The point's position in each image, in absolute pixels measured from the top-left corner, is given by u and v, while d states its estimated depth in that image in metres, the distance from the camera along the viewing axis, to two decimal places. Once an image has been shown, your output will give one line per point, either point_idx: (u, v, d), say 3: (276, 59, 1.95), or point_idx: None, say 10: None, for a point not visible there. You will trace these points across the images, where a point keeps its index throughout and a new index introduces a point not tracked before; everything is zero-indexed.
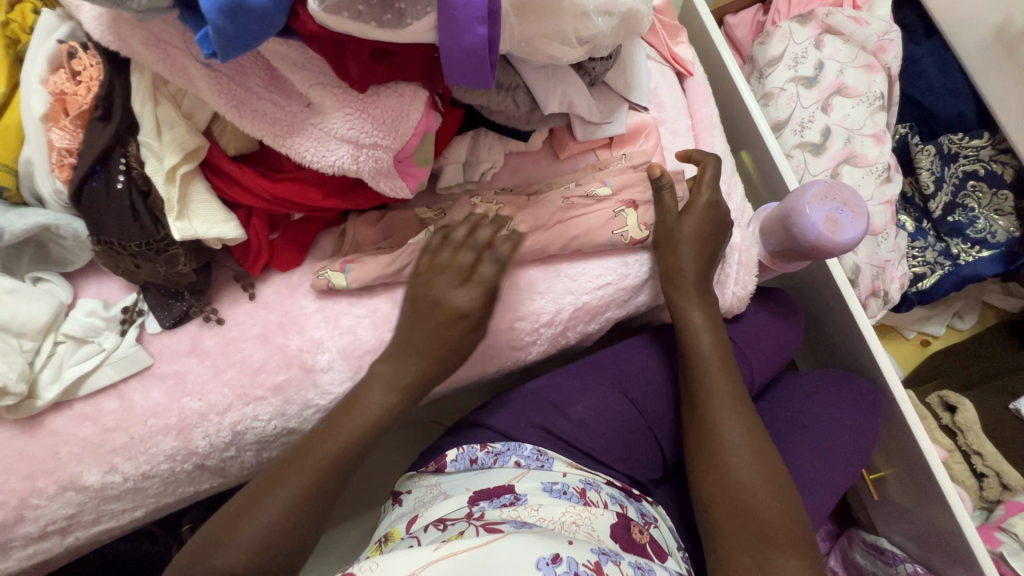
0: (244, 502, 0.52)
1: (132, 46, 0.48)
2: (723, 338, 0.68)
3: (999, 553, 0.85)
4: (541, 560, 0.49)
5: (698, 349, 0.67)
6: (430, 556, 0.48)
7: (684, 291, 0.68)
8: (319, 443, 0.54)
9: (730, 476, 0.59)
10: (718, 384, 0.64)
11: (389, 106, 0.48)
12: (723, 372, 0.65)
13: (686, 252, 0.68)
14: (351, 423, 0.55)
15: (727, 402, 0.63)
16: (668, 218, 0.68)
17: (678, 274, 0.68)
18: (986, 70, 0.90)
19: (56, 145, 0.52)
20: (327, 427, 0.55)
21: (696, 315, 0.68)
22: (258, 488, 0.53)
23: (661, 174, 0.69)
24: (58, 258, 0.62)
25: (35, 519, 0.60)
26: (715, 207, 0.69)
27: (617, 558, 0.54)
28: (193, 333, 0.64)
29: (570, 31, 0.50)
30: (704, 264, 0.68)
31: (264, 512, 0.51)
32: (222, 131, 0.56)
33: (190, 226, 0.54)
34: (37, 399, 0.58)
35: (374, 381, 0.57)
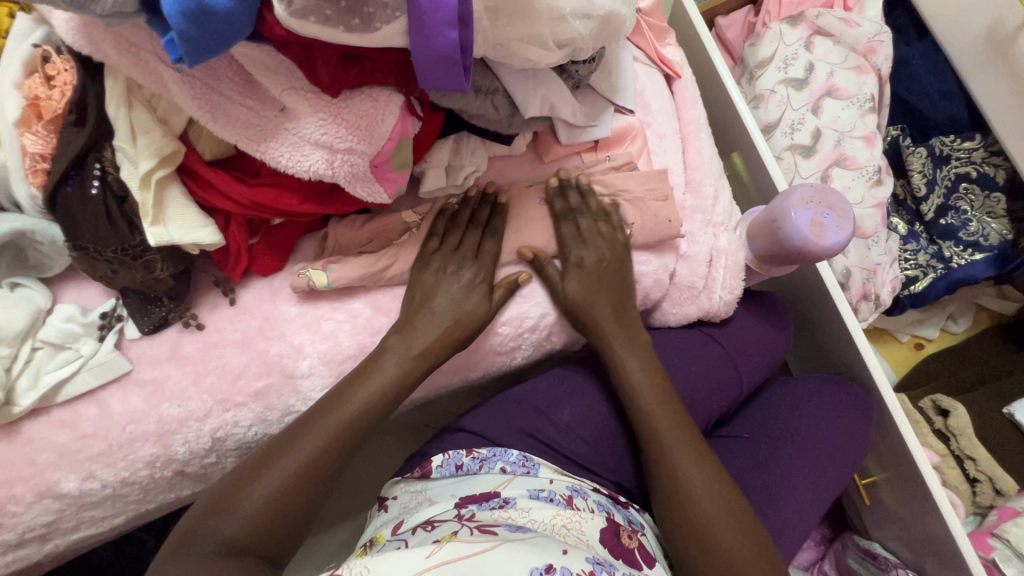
0: (248, 470, 0.53)
1: (103, 50, 0.47)
2: (660, 375, 0.66)
3: (991, 559, 0.85)
4: (535, 571, 0.49)
5: (638, 390, 0.65)
6: (420, 564, 0.49)
7: (612, 339, 0.67)
8: (327, 418, 0.56)
9: (693, 516, 0.58)
10: (662, 423, 0.63)
11: (363, 111, 0.48)
12: (664, 410, 0.64)
13: (600, 311, 0.67)
14: (359, 402, 0.57)
15: (674, 436, 0.62)
16: (557, 294, 0.67)
17: (598, 329, 0.67)
18: (978, 71, 0.89)
19: (29, 150, 0.52)
20: (314, 418, 0.56)
21: (630, 359, 0.66)
22: (261, 457, 0.54)
23: (533, 256, 0.67)
24: (36, 263, 0.61)
25: (13, 526, 0.60)
26: (582, 265, 0.66)
27: (612, 569, 0.54)
28: (173, 339, 0.63)
29: (547, 35, 0.49)
30: (618, 309, 0.68)
31: (252, 497, 0.51)
32: (198, 136, 0.55)
33: (167, 232, 0.54)
34: (14, 405, 0.57)
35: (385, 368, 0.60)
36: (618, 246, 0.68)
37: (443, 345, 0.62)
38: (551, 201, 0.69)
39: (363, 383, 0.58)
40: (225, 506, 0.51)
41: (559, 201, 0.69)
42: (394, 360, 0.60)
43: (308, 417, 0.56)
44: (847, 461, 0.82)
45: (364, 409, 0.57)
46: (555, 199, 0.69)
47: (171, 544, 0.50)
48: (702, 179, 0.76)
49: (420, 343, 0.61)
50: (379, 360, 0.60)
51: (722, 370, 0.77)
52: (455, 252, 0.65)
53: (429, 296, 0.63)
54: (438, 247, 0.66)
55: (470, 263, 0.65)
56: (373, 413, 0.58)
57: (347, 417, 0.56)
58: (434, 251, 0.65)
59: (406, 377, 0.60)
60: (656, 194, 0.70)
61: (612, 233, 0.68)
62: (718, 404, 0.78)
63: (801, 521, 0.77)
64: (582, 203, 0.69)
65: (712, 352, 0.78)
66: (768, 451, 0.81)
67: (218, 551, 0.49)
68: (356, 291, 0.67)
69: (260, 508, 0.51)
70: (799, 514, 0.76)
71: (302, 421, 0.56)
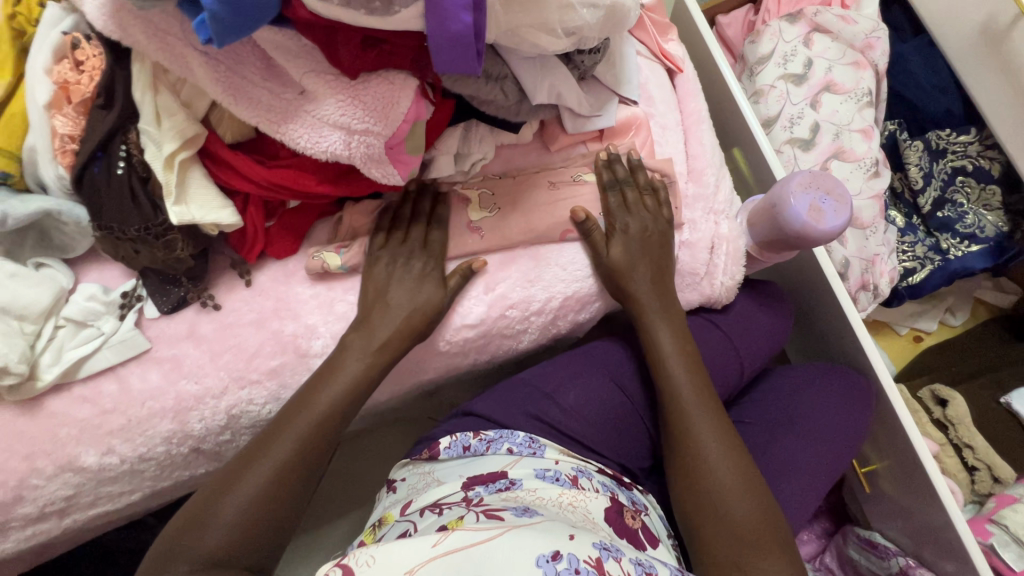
0: (217, 487, 0.53)
1: (133, 35, 0.50)
2: (691, 348, 0.69)
3: (989, 545, 0.86)
4: (540, 558, 0.47)
5: (670, 358, 0.68)
6: (427, 552, 0.47)
7: (648, 307, 0.70)
8: (294, 423, 0.57)
9: (711, 480, 0.60)
10: (690, 392, 0.66)
11: (380, 93, 0.50)
12: (692, 380, 0.67)
13: (638, 279, 0.69)
14: (325, 402, 0.58)
15: (698, 407, 0.65)
16: (601, 257, 0.70)
17: (632, 296, 0.70)
18: (972, 66, 0.92)
19: (59, 131, 0.54)
20: (284, 421, 0.57)
21: (663, 327, 0.69)
22: (231, 476, 0.54)
23: (586, 218, 0.69)
24: (59, 244, 0.63)
25: (34, 499, 0.62)
26: (627, 232, 0.70)
27: (619, 555, 0.51)
28: (190, 318, 0.65)
29: (555, 22, 0.52)
30: (655, 277, 0.70)
31: (230, 506, 0.51)
32: (219, 120, 0.57)
33: (188, 211, 0.56)
34: (37, 380, 0.59)
35: (366, 353, 0.62)
36: (662, 221, 0.71)
37: (404, 335, 0.63)
38: (601, 172, 0.72)
39: (327, 384, 0.59)
40: (206, 517, 0.51)
41: (607, 173, 0.72)
42: (359, 357, 0.61)
43: (278, 422, 0.57)
44: (846, 447, 0.83)
45: (332, 408, 0.58)
46: (604, 170, 0.72)
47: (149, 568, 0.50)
48: (704, 169, 0.78)
49: (379, 338, 0.62)
50: (343, 357, 0.61)
51: (723, 356, 0.79)
52: (403, 243, 0.67)
53: (388, 296, 0.64)
54: (384, 243, 0.67)
55: (419, 254, 0.67)
56: (337, 415, 0.59)
57: (311, 416, 0.57)
58: (378, 250, 0.67)
59: (370, 369, 0.61)
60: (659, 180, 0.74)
61: (657, 208, 0.72)
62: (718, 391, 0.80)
63: (801, 504, 0.78)
64: (630, 178, 0.72)
65: (714, 338, 0.80)
66: (766, 438, 0.82)
67: (201, 566, 0.48)
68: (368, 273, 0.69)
69: (233, 527, 0.51)
70: (799, 498, 0.78)
71: (272, 427, 0.57)
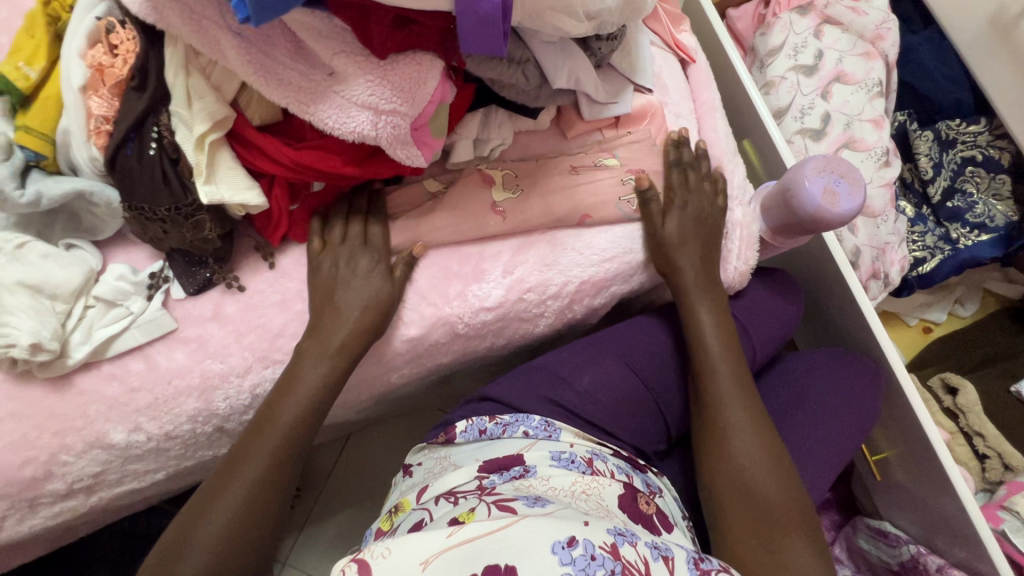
0: (194, 514, 0.54)
1: (167, 18, 0.51)
2: (729, 331, 0.70)
3: (1001, 531, 0.86)
4: (557, 544, 0.47)
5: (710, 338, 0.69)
6: (441, 543, 0.48)
7: (691, 286, 0.71)
8: (260, 439, 0.58)
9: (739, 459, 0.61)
10: (725, 374, 0.67)
11: (407, 74, 0.51)
12: (728, 363, 0.68)
13: (687, 257, 0.71)
14: (287, 418, 0.59)
15: (732, 389, 0.66)
16: (656, 229, 0.72)
17: (678, 271, 0.72)
18: (982, 57, 0.93)
19: (95, 112, 0.56)
20: (252, 436, 0.59)
21: (704, 306, 0.71)
22: (209, 502, 0.55)
23: (648, 187, 0.72)
24: (89, 226, 0.65)
25: (63, 476, 0.63)
26: (685, 208, 0.72)
27: (634, 539, 0.51)
28: (215, 299, 0.66)
29: (578, 5, 0.53)
30: (700, 255, 0.72)
31: (207, 528, 0.53)
32: (248, 102, 0.58)
33: (217, 190, 0.58)
34: (68, 357, 0.61)
35: (325, 357, 0.62)
36: (716, 208, 0.74)
37: (356, 337, 0.63)
38: (671, 151, 0.75)
39: (286, 401, 0.60)
40: (189, 537, 0.53)
41: (674, 152, 0.76)
42: (314, 365, 0.62)
43: (246, 439, 0.59)
44: (852, 436, 0.83)
45: (294, 420, 0.59)
46: (672, 149, 0.75)
47: None
48: (718, 155, 0.79)
49: (330, 344, 0.63)
50: (301, 365, 0.62)
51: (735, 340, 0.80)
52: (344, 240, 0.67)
53: (340, 303, 0.64)
54: (324, 245, 0.67)
55: (362, 250, 0.67)
56: (298, 429, 0.60)
57: (273, 429, 0.59)
58: (319, 258, 0.66)
59: (329, 375, 0.62)
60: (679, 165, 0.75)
61: (713, 192, 0.75)
62: None
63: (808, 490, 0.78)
64: (693, 164, 0.75)
65: None
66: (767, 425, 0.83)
67: None
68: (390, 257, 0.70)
69: (209, 554, 0.52)
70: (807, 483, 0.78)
71: (240, 444, 0.58)
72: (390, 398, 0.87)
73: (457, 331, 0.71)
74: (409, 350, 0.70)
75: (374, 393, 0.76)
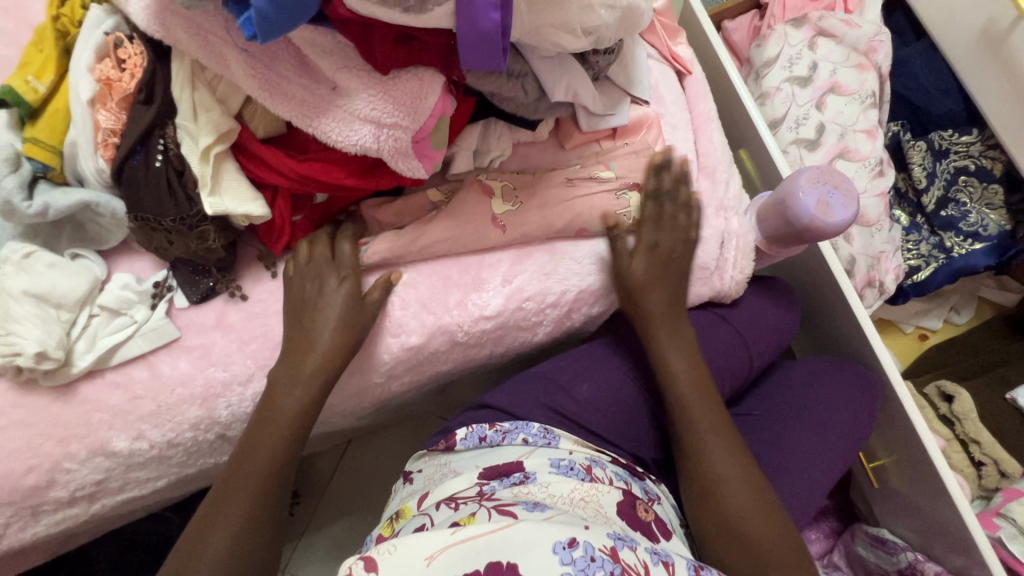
0: (192, 537, 0.55)
1: (175, 34, 0.53)
2: (700, 367, 0.69)
3: (997, 537, 0.87)
4: (557, 545, 0.48)
5: (681, 378, 0.68)
6: (446, 539, 0.48)
7: (659, 327, 0.71)
8: (245, 471, 0.58)
9: (726, 501, 0.60)
10: (700, 411, 0.66)
11: (409, 88, 0.52)
12: (701, 399, 0.67)
13: (656, 298, 0.71)
14: (270, 446, 0.60)
15: (709, 425, 0.66)
16: (622, 270, 0.72)
17: (645, 313, 0.71)
18: (973, 69, 0.94)
19: (102, 125, 0.57)
20: (236, 469, 0.59)
21: (672, 346, 0.70)
22: (205, 525, 0.55)
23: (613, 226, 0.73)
24: (94, 236, 0.66)
25: (66, 483, 0.64)
26: (655, 250, 0.71)
27: (634, 544, 0.52)
28: (218, 308, 0.67)
29: (575, 22, 0.54)
30: (667, 288, 0.71)
31: (199, 566, 0.52)
32: (252, 114, 0.60)
33: (222, 202, 0.59)
34: (72, 366, 0.61)
35: (299, 380, 0.62)
36: (688, 241, 0.73)
37: (328, 361, 0.63)
38: (649, 180, 0.73)
39: (267, 427, 0.61)
40: (188, 559, 0.53)
41: (654, 181, 0.73)
42: (297, 390, 0.62)
43: (229, 473, 0.59)
44: (839, 454, 0.83)
45: (275, 448, 0.60)
46: (650, 178, 0.73)
47: None
48: (715, 165, 0.81)
49: (303, 370, 0.63)
50: (280, 390, 0.62)
51: (732, 348, 0.81)
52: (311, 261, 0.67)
53: (310, 333, 0.64)
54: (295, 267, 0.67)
55: (331, 270, 0.66)
56: (289, 443, 0.61)
57: (262, 449, 0.60)
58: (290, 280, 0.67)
59: (308, 399, 0.62)
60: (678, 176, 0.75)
61: (686, 227, 0.72)
62: (728, 383, 0.81)
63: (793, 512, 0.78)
64: (670, 194, 0.73)
65: (723, 331, 0.81)
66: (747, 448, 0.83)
67: None
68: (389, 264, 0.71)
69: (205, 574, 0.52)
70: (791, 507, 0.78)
71: (223, 480, 0.58)
72: (389, 405, 0.87)
73: (456, 339, 0.72)
74: (409, 358, 0.71)
75: (374, 400, 0.77)
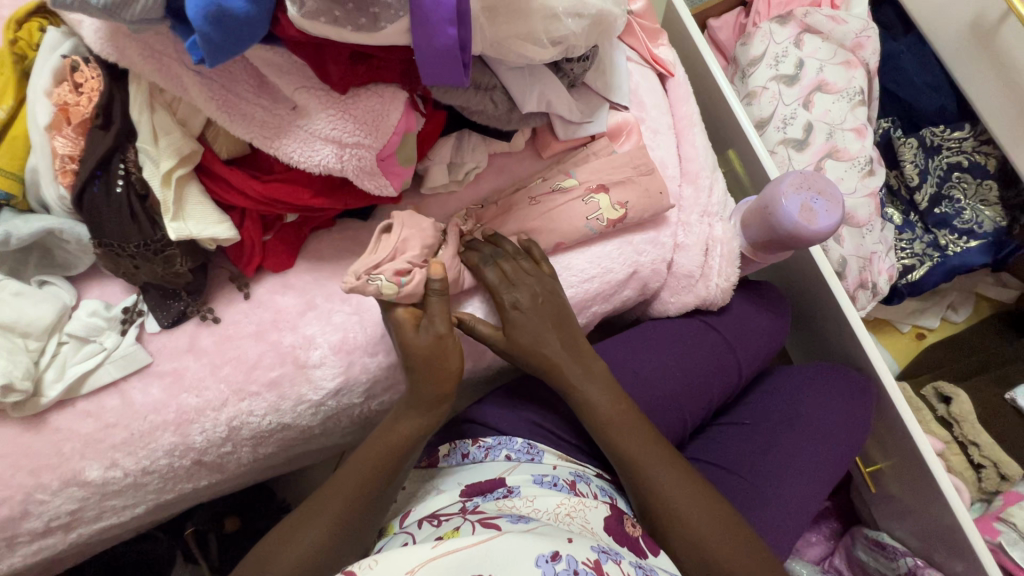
0: (293, 523, 0.56)
1: (128, 56, 0.51)
2: (622, 399, 0.67)
3: (997, 543, 0.84)
4: (540, 558, 0.47)
5: (608, 414, 0.65)
6: (428, 552, 0.47)
7: (565, 371, 0.67)
8: (371, 451, 0.60)
9: (684, 531, 0.59)
10: (634, 443, 0.64)
11: (369, 107, 0.51)
12: (632, 431, 0.65)
13: (549, 347, 0.67)
14: (400, 437, 0.61)
15: (650, 452, 0.63)
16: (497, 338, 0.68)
17: (550, 363, 0.67)
18: (963, 62, 0.92)
19: (60, 152, 0.55)
20: (372, 446, 0.61)
21: (588, 386, 0.67)
22: (317, 505, 0.57)
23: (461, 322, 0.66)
24: (62, 262, 0.65)
25: (40, 514, 0.63)
26: (517, 309, 0.67)
27: (618, 557, 0.52)
28: (191, 332, 0.66)
29: (540, 32, 0.53)
30: (559, 329, 0.68)
31: (317, 521, 0.56)
32: (214, 137, 0.59)
33: (186, 226, 0.57)
34: (41, 396, 0.60)
35: (421, 409, 0.62)
36: (547, 278, 0.68)
37: (443, 378, 0.62)
38: (464, 257, 0.68)
39: (393, 426, 0.62)
40: (315, 505, 0.57)
41: (474, 253, 0.68)
42: (417, 415, 0.62)
43: (361, 452, 0.61)
44: (833, 458, 0.82)
45: (399, 444, 0.61)
46: (469, 254, 0.68)
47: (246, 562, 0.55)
48: (698, 171, 0.79)
49: (424, 397, 0.62)
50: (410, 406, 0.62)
51: (720, 358, 0.79)
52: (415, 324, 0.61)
53: (431, 368, 0.61)
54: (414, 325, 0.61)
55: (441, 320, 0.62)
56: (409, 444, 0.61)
57: (390, 435, 0.61)
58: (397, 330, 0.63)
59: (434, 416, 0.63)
60: (641, 168, 0.73)
61: (534, 267, 0.69)
62: (719, 392, 0.79)
63: (783, 526, 0.75)
64: (496, 249, 0.69)
65: (710, 340, 0.79)
66: (735, 458, 0.80)
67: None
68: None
69: (305, 554, 0.54)
70: (781, 522, 0.75)
71: (356, 458, 0.60)
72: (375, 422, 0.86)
73: None
74: (387, 376, 0.70)
75: (353, 419, 0.75)
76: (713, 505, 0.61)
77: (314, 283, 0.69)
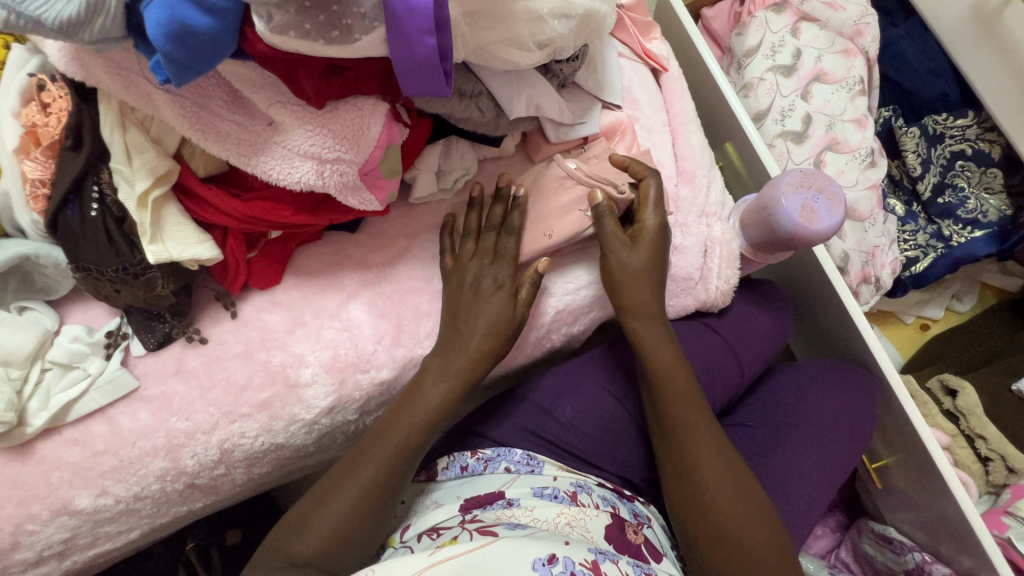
0: (312, 505, 0.55)
1: (95, 75, 0.48)
2: (691, 379, 0.64)
3: (1006, 538, 0.83)
4: (536, 561, 0.46)
5: (683, 397, 0.63)
6: (424, 561, 0.46)
7: (641, 322, 0.66)
8: (393, 429, 0.58)
9: (706, 507, 0.57)
10: (694, 422, 0.62)
11: (349, 120, 0.49)
12: (700, 414, 0.62)
13: (640, 295, 0.66)
14: (421, 407, 0.59)
15: (698, 423, 0.62)
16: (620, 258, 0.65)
17: (629, 306, 0.66)
18: (966, 48, 0.89)
19: (30, 176, 0.53)
20: (391, 420, 0.59)
21: (665, 357, 0.65)
22: (336, 484, 0.55)
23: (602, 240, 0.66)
24: (42, 286, 0.63)
25: (31, 545, 0.61)
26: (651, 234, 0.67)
27: (615, 557, 0.51)
28: (177, 354, 0.64)
29: (526, 36, 0.50)
30: (654, 289, 0.67)
31: (335, 502, 0.54)
32: (191, 153, 0.57)
33: (165, 248, 0.55)
34: (26, 426, 0.58)
35: (446, 376, 0.61)
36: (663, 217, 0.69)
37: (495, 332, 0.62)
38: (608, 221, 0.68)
39: (410, 406, 0.59)
40: (333, 486, 0.55)
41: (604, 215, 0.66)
42: (439, 384, 0.60)
43: (379, 427, 0.59)
44: (840, 457, 0.80)
45: (423, 422, 0.59)
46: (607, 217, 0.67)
47: (268, 544, 0.54)
48: (695, 169, 0.77)
49: (453, 366, 0.61)
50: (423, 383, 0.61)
51: (722, 360, 0.77)
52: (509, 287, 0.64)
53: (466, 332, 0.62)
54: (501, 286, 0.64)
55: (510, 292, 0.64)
56: (427, 422, 0.59)
57: (411, 414, 0.59)
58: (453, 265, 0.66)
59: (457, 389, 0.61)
60: None
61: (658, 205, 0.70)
62: (721, 395, 0.78)
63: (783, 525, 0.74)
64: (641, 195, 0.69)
65: (711, 342, 0.78)
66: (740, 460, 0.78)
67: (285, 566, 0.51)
68: (347, 285, 0.67)
69: (325, 537, 0.53)
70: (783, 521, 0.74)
71: (373, 434, 0.58)
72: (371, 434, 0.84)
73: None
74: (382, 392, 0.68)
75: (348, 433, 0.74)
76: (744, 492, 0.58)
77: (302, 299, 0.67)
